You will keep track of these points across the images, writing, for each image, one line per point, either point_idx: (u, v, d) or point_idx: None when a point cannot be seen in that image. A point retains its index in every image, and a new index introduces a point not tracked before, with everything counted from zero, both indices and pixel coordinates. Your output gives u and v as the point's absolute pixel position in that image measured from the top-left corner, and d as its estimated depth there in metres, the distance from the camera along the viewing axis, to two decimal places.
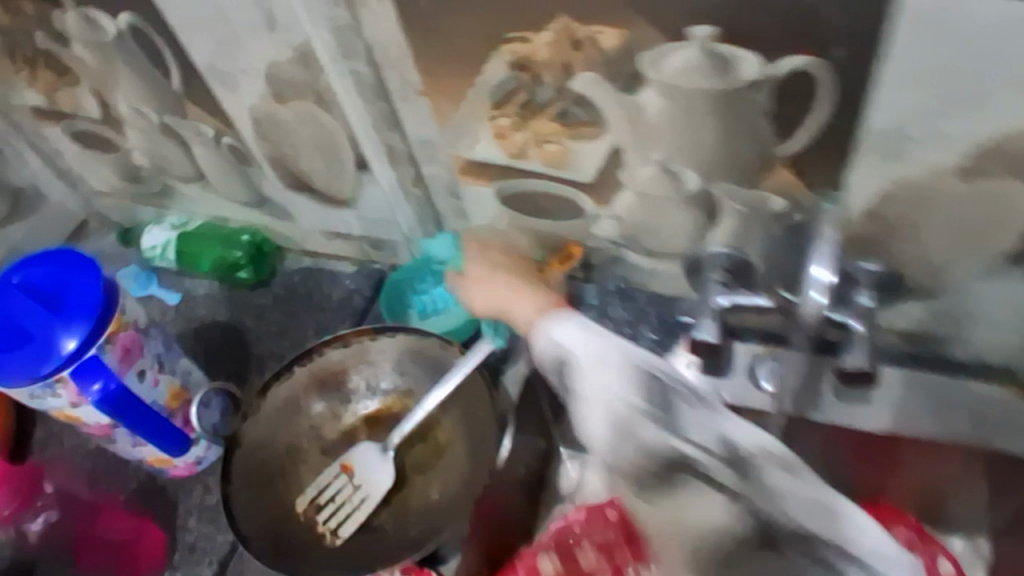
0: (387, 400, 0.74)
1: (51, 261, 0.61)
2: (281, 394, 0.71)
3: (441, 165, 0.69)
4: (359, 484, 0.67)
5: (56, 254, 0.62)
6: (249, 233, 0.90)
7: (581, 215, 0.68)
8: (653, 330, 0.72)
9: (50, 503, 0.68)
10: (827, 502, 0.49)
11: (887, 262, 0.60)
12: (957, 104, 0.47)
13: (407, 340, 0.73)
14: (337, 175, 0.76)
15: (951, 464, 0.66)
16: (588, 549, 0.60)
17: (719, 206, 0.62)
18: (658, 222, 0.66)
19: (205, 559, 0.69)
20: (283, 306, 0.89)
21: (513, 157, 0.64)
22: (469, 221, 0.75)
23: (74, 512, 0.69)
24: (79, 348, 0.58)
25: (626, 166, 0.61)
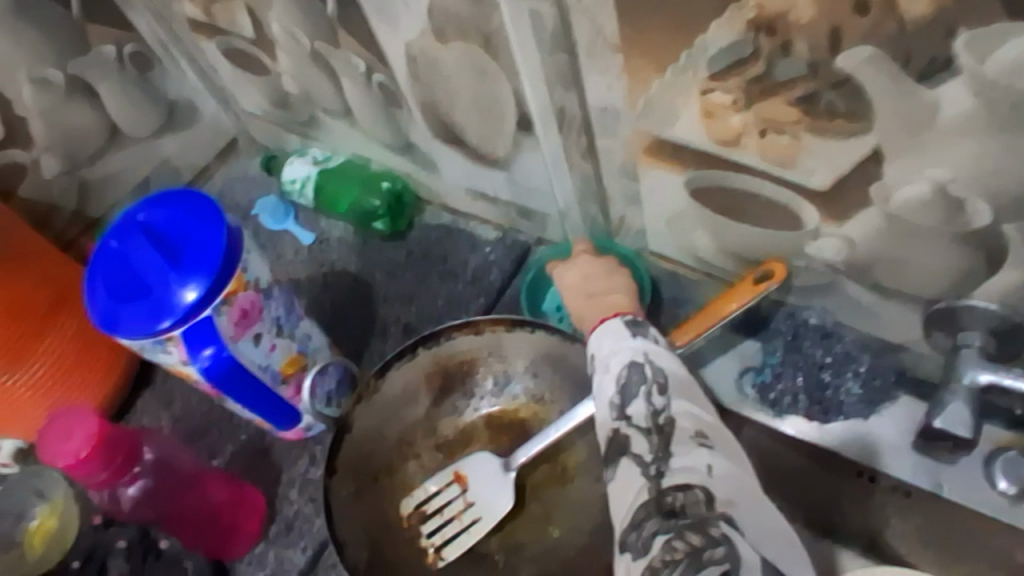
0: (517, 402, 0.65)
1: (174, 203, 0.55)
2: (400, 380, 0.63)
3: (621, 142, 0.55)
4: (472, 502, 0.58)
5: (174, 195, 0.56)
6: (390, 180, 0.82)
7: (797, 228, 0.52)
8: (859, 384, 0.57)
9: (144, 471, 0.58)
10: (759, 494, 0.38)
11: None
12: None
13: (546, 341, 0.61)
14: (494, 132, 0.64)
15: None
16: None
17: (1005, 256, 0.44)
18: (905, 258, 0.49)
19: (299, 543, 0.65)
20: (415, 266, 0.81)
21: (722, 144, 0.49)
22: (642, 210, 0.61)
23: (170, 481, 0.60)
24: (199, 299, 0.51)
25: (879, 180, 0.44)
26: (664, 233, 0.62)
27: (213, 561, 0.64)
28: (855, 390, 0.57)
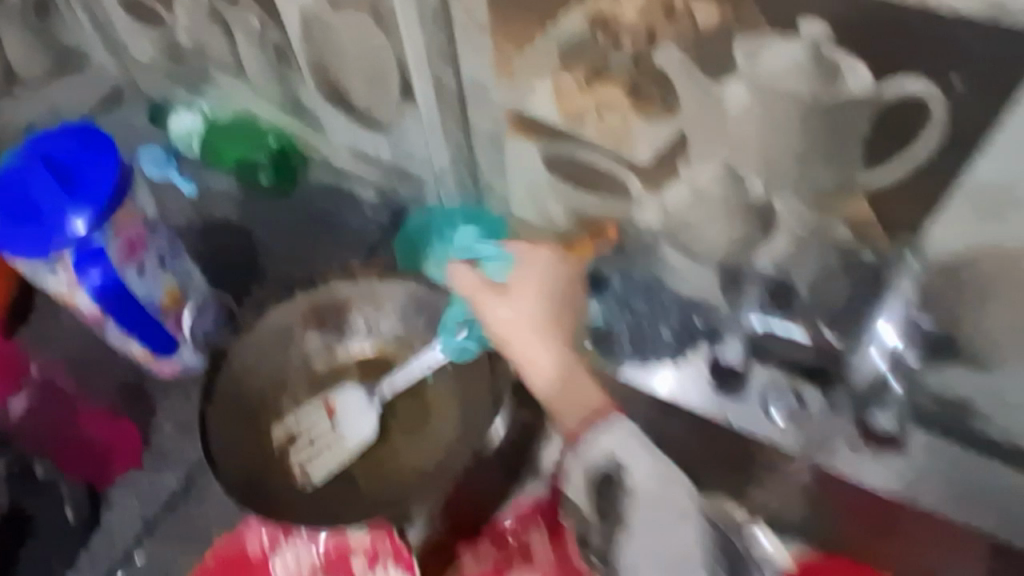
0: (383, 346, 0.71)
1: (78, 135, 0.58)
2: (277, 320, 0.68)
3: (489, 114, 0.64)
4: (339, 428, 0.65)
5: (85, 131, 0.58)
6: (276, 135, 0.85)
7: (627, 197, 0.63)
8: (671, 332, 0.66)
9: (23, 387, 0.66)
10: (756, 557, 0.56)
11: (943, 322, 0.55)
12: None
13: (416, 290, 0.69)
14: (380, 98, 0.71)
15: (940, 546, 0.63)
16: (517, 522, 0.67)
17: (776, 223, 0.56)
18: (709, 224, 0.60)
19: (169, 469, 0.69)
20: (297, 221, 0.86)
21: (570, 122, 0.59)
22: (506, 179, 0.70)
23: (48, 407, 0.67)
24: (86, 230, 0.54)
25: (686, 159, 0.55)
26: (524, 202, 0.72)
27: (88, 487, 0.67)
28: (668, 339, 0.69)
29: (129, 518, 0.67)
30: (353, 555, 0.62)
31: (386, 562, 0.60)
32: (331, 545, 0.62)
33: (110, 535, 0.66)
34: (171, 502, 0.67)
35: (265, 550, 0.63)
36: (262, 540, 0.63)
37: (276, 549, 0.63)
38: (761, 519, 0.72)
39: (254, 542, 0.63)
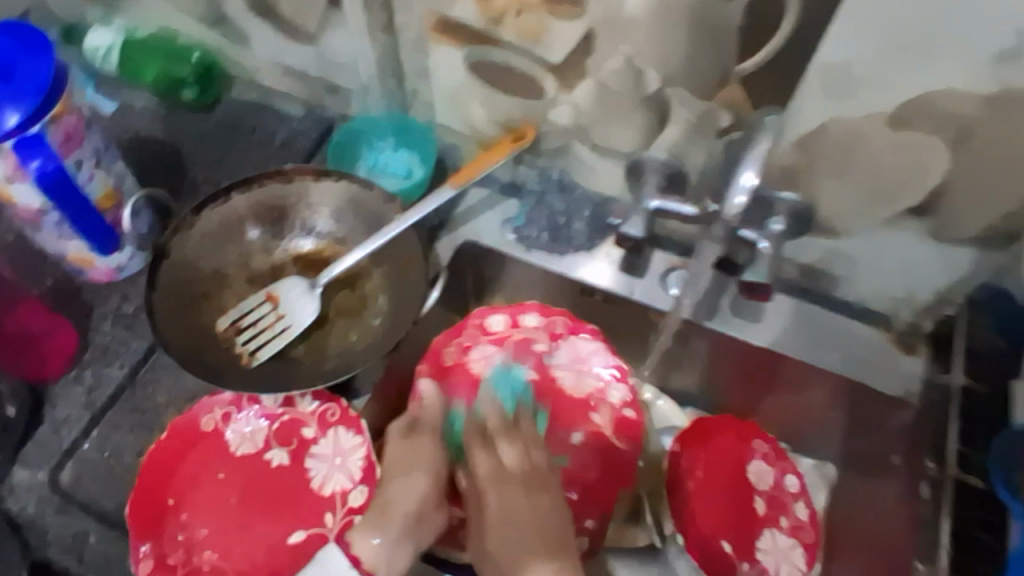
0: (320, 244, 0.75)
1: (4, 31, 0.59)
2: (215, 217, 0.71)
3: (415, 19, 0.69)
4: (282, 314, 0.69)
5: (13, 27, 0.59)
6: (200, 52, 0.87)
7: (542, 97, 0.70)
8: (584, 224, 0.77)
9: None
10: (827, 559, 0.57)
11: (805, 195, 0.66)
12: (911, 61, 0.51)
13: (349, 189, 0.73)
14: (306, 7, 0.74)
15: (808, 388, 0.75)
16: (531, 314, 0.75)
17: (670, 113, 0.65)
18: (615, 118, 0.68)
19: (116, 363, 0.70)
20: (223, 135, 0.87)
21: (489, 23, 0.65)
22: (432, 84, 0.76)
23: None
24: (22, 125, 0.56)
25: (593, 55, 0.63)
26: (448, 107, 0.77)
27: (29, 381, 0.69)
28: (582, 229, 0.77)
29: (75, 409, 0.68)
30: (305, 424, 0.66)
31: (337, 426, 0.65)
32: (283, 417, 0.66)
33: (57, 426, 0.67)
34: (118, 392, 0.69)
35: (217, 425, 0.65)
36: (215, 415, 0.66)
37: (229, 423, 0.66)
38: (654, 385, 0.85)
39: (207, 419, 0.65)
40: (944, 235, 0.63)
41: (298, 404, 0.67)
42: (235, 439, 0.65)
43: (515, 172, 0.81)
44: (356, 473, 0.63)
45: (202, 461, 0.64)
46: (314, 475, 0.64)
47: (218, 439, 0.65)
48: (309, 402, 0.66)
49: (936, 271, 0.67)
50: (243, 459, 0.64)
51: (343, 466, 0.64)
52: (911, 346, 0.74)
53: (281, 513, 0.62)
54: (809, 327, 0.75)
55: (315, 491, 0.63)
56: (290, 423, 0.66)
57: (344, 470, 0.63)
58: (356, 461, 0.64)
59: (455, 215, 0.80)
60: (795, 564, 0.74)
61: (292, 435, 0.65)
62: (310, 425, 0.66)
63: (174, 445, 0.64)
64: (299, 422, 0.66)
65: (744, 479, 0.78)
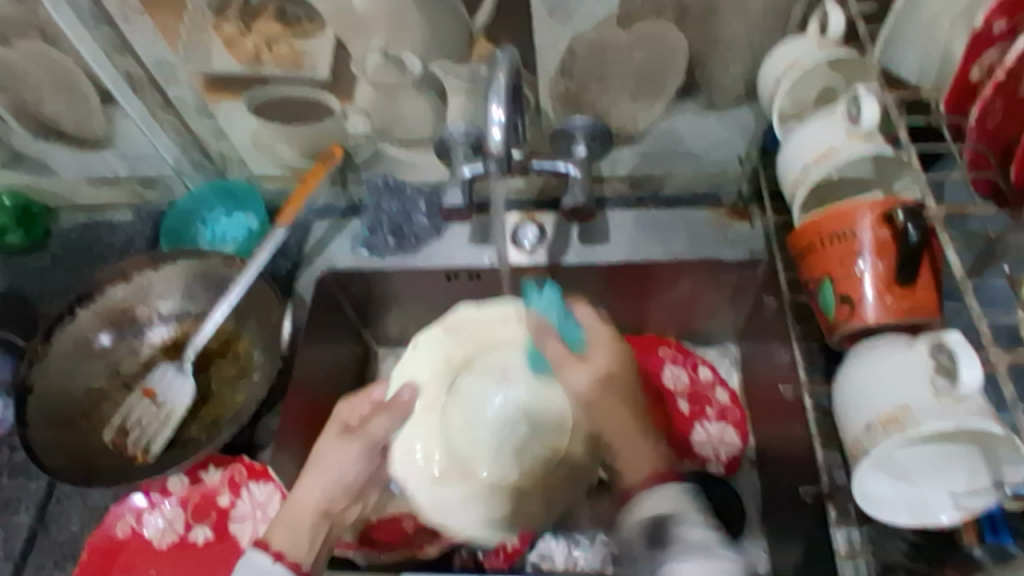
0: (180, 326, 0.76)
1: None
2: (68, 338, 0.72)
3: (187, 87, 0.72)
4: (164, 403, 0.70)
5: None
6: (12, 196, 0.86)
7: (332, 114, 0.73)
8: (424, 214, 0.81)
9: None
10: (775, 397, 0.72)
11: (592, 114, 0.71)
12: None
13: (190, 265, 0.75)
14: (84, 113, 0.76)
15: (681, 282, 0.79)
16: None
17: (445, 85, 0.69)
18: (403, 109, 0.72)
19: (22, 508, 0.70)
20: (64, 263, 0.85)
21: (250, 65, 0.68)
22: (232, 141, 0.78)
23: None
24: None
25: (353, 59, 0.67)
26: (258, 156, 0.79)
27: None
28: (424, 220, 0.81)
29: None
30: (218, 495, 0.68)
31: (247, 483, 0.67)
32: (194, 497, 0.68)
33: None
34: (33, 534, 0.69)
35: (133, 528, 0.66)
36: (128, 521, 0.66)
37: (144, 523, 0.67)
38: None
39: (121, 526, 0.67)
40: (718, 101, 0.69)
41: (203, 480, 0.68)
42: (156, 534, 0.66)
43: (348, 194, 0.84)
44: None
45: (131, 566, 0.65)
46: (242, 535, 0.66)
47: (139, 540, 0.66)
48: (213, 472, 0.68)
49: (730, 135, 0.74)
50: (169, 549, 0.66)
51: (266, 516, 0.66)
52: (746, 211, 0.79)
53: None
54: (654, 228, 0.80)
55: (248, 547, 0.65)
56: (200, 497, 0.68)
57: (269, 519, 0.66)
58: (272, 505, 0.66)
59: (306, 253, 0.82)
60: (730, 443, 0.79)
61: (208, 509, 0.67)
62: (223, 493, 0.68)
63: None
64: (210, 494, 0.68)
65: (661, 387, 0.83)
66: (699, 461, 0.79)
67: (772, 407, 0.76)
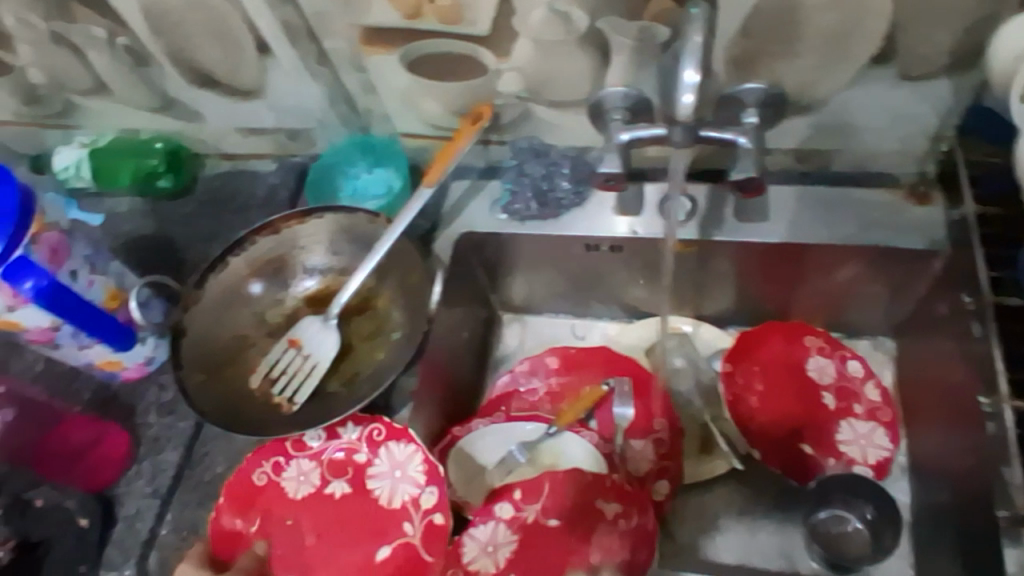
0: (325, 280, 0.76)
1: None
2: (219, 284, 0.73)
3: (343, 39, 0.70)
4: (308, 355, 0.71)
5: None
6: (165, 141, 0.89)
7: (485, 72, 0.70)
8: (567, 180, 0.77)
9: (4, 403, 0.70)
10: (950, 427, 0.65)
11: (768, 80, 0.65)
12: None
13: (336, 221, 0.75)
14: (239, 63, 0.77)
15: (843, 267, 0.74)
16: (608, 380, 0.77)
17: (610, 44, 0.65)
18: (561, 69, 0.68)
19: (169, 445, 0.73)
20: (209, 209, 0.87)
21: (409, 18, 0.66)
22: (380, 96, 0.77)
23: (31, 415, 0.71)
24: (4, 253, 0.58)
25: (517, 13, 0.64)
26: (404, 112, 0.78)
27: (92, 492, 0.70)
28: (568, 186, 0.77)
29: (143, 501, 0.70)
30: (355, 451, 0.68)
31: (385, 443, 0.67)
32: (332, 451, 0.68)
33: (132, 521, 0.69)
34: (179, 473, 0.72)
35: (270, 478, 0.67)
36: (267, 467, 0.67)
37: (281, 473, 0.67)
38: (690, 317, 0.84)
39: (258, 475, 0.67)
40: (914, 70, 0.63)
41: (341, 435, 0.69)
42: (294, 483, 0.67)
43: (489, 154, 0.82)
44: (420, 476, 0.65)
45: (269, 513, 0.66)
46: (381, 493, 0.66)
47: (276, 488, 0.67)
48: (350, 430, 0.68)
49: (920, 109, 0.67)
50: (310, 500, 0.67)
51: (405, 476, 0.66)
52: (927, 195, 0.73)
53: (372, 533, 0.65)
54: (819, 207, 0.74)
55: (386, 504, 0.66)
56: (337, 453, 0.68)
57: (409, 478, 0.66)
58: (411, 465, 0.66)
59: (444, 214, 0.80)
60: (881, 446, 0.73)
61: (345, 464, 0.68)
62: (361, 450, 0.68)
63: (234, 506, 0.65)
64: (346, 450, 0.68)
65: (806, 378, 0.77)
66: (845, 461, 0.73)
67: (940, 409, 0.69)
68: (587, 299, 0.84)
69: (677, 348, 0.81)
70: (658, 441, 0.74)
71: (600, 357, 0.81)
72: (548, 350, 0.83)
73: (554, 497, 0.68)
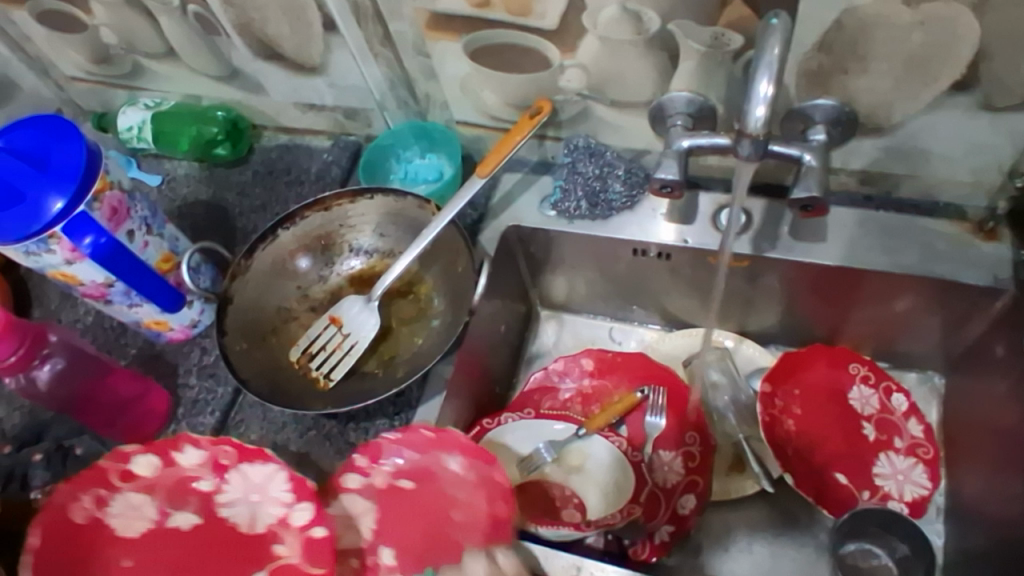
0: (370, 261, 0.77)
1: (32, 125, 0.63)
2: (268, 256, 0.74)
3: (410, 23, 0.70)
4: (348, 333, 0.72)
5: (39, 120, 0.63)
6: (225, 110, 0.90)
7: (548, 66, 0.69)
8: (620, 183, 0.75)
9: (56, 351, 0.69)
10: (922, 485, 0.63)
11: (841, 99, 0.63)
12: None
13: (386, 203, 0.75)
14: (305, 39, 0.77)
15: (899, 297, 0.71)
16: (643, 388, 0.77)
17: (680, 48, 0.63)
18: (626, 71, 0.67)
19: (207, 408, 0.75)
20: (263, 181, 0.89)
21: (478, 6, 0.65)
22: (439, 83, 0.77)
23: (79, 363, 0.71)
24: (66, 209, 0.60)
25: (587, 10, 0.63)
26: (462, 100, 0.78)
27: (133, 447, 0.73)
28: (620, 188, 0.76)
29: None
30: (196, 479, 0.50)
31: (236, 466, 0.50)
32: (165, 482, 0.51)
33: None
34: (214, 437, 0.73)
35: (94, 515, 0.48)
36: (89, 503, 0.49)
37: (108, 508, 0.49)
38: (732, 332, 0.82)
39: (78, 511, 0.48)
40: (998, 101, 0.60)
41: (181, 460, 0.51)
42: (120, 521, 0.48)
43: (543, 150, 0.81)
44: (287, 495, 0.48)
45: (94, 564, 0.46)
46: (235, 520, 0.48)
47: (103, 529, 0.48)
48: (193, 452, 0.52)
49: (999, 142, 0.64)
50: (144, 540, 0.47)
51: (268, 498, 0.49)
52: (995, 230, 0.70)
53: (238, 575, 0.46)
54: (880, 232, 0.72)
55: (242, 536, 0.47)
56: (178, 478, 0.51)
57: (272, 498, 0.49)
58: (280, 500, 0.48)
59: (493, 206, 0.80)
60: (919, 484, 0.71)
61: (187, 494, 0.50)
62: (204, 477, 0.50)
63: (52, 552, 0.47)
64: (188, 476, 0.51)
65: (847, 407, 0.75)
66: (880, 495, 0.71)
67: (989, 453, 0.67)
68: (628, 303, 0.83)
69: (716, 362, 0.79)
70: (687, 454, 0.73)
71: (636, 363, 0.80)
72: (586, 350, 0.82)
73: (407, 446, 0.57)
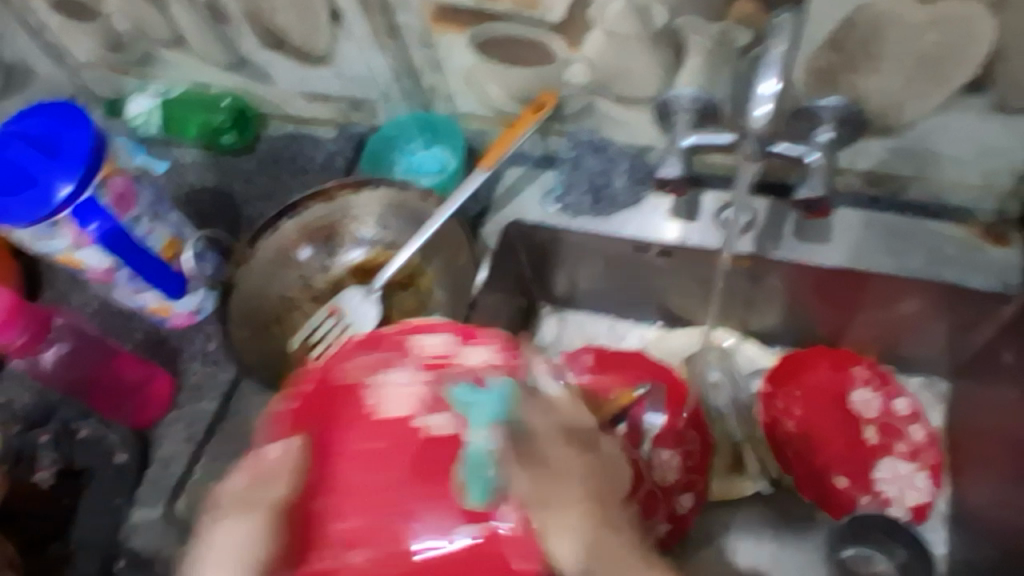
0: (371, 252, 0.77)
1: (43, 112, 0.63)
2: (271, 245, 0.74)
3: (416, 16, 0.70)
4: (347, 323, 0.72)
5: (48, 106, 0.64)
6: (231, 98, 0.90)
7: (554, 60, 0.69)
8: (624, 178, 0.76)
9: (62, 334, 0.69)
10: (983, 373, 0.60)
11: (850, 98, 0.62)
12: None
13: (388, 194, 0.74)
14: (312, 29, 0.77)
15: (905, 299, 0.70)
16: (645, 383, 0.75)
17: (686, 43, 0.62)
18: (632, 66, 0.67)
19: (209, 396, 0.76)
20: (269, 169, 0.89)
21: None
22: (444, 75, 0.76)
23: (86, 348, 0.71)
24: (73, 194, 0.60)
25: (594, 4, 0.62)
26: (466, 92, 0.77)
27: (136, 430, 0.74)
28: (623, 184, 0.76)
29: (179, 445, 0.74)
30: (447, 363, 0.47)
31: (473, 350, 0.48)
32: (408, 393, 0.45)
33: (166, 463, 0.73)
34: (214, 425, 0.74)
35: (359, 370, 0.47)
36: (361, 362, 0.48)
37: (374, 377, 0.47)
38: (735, 331, 0.81)
39: (348, 365, 0.48)
40: (1012, 104, 0.59)
41: (422, 343, 0.49)
42: (383, 397, 0.46)
43: (546, 143, 0.80)
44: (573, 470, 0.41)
45: (341, 417, 0.45)
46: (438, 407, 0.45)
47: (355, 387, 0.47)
48: (478, 352, 0.47)
49: (1010, 146, 0.63)
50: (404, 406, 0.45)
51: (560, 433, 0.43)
52: (1004, 235, 0.69)
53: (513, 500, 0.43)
54: (889, 235, 0.71)
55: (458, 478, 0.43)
56: (436, 389, 0.46)
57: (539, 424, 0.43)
58: (488, 357, 0.47)
59: (496, 199, 0.80)
60: (919, 489, 0.71)
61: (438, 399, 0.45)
62: (425, 373, 0.47)
63: (320, 406, 0.46)
64: (448, 374, 0.46)
65: (849, 410, 0.75)
66: (881, 499, 0.71)
67: (995, 459, 0.65)
68: (628, 301, 0.82)
69: (717, 362, 0.80)
70: (690, 454, 0.72)
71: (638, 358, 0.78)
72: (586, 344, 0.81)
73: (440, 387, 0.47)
